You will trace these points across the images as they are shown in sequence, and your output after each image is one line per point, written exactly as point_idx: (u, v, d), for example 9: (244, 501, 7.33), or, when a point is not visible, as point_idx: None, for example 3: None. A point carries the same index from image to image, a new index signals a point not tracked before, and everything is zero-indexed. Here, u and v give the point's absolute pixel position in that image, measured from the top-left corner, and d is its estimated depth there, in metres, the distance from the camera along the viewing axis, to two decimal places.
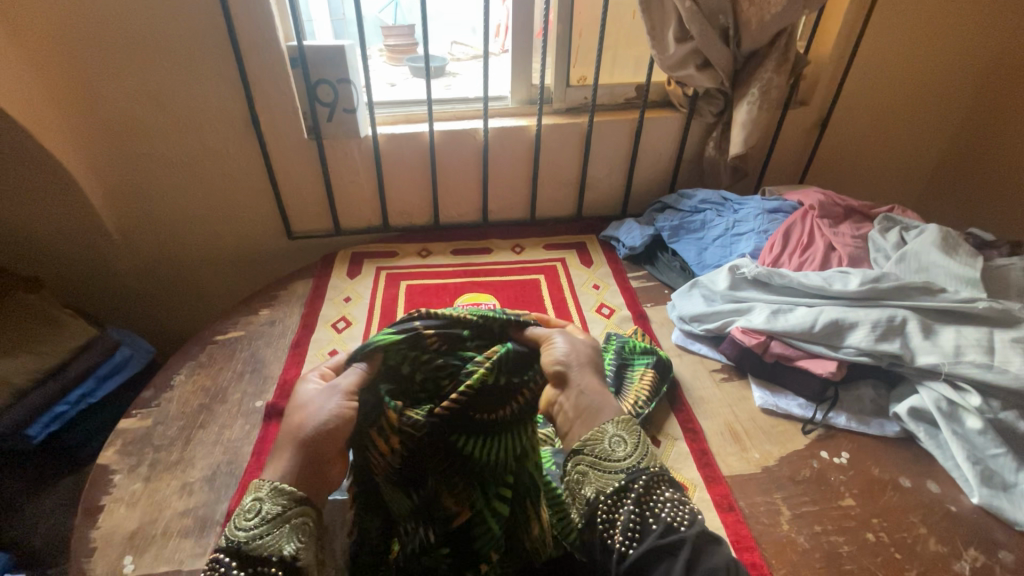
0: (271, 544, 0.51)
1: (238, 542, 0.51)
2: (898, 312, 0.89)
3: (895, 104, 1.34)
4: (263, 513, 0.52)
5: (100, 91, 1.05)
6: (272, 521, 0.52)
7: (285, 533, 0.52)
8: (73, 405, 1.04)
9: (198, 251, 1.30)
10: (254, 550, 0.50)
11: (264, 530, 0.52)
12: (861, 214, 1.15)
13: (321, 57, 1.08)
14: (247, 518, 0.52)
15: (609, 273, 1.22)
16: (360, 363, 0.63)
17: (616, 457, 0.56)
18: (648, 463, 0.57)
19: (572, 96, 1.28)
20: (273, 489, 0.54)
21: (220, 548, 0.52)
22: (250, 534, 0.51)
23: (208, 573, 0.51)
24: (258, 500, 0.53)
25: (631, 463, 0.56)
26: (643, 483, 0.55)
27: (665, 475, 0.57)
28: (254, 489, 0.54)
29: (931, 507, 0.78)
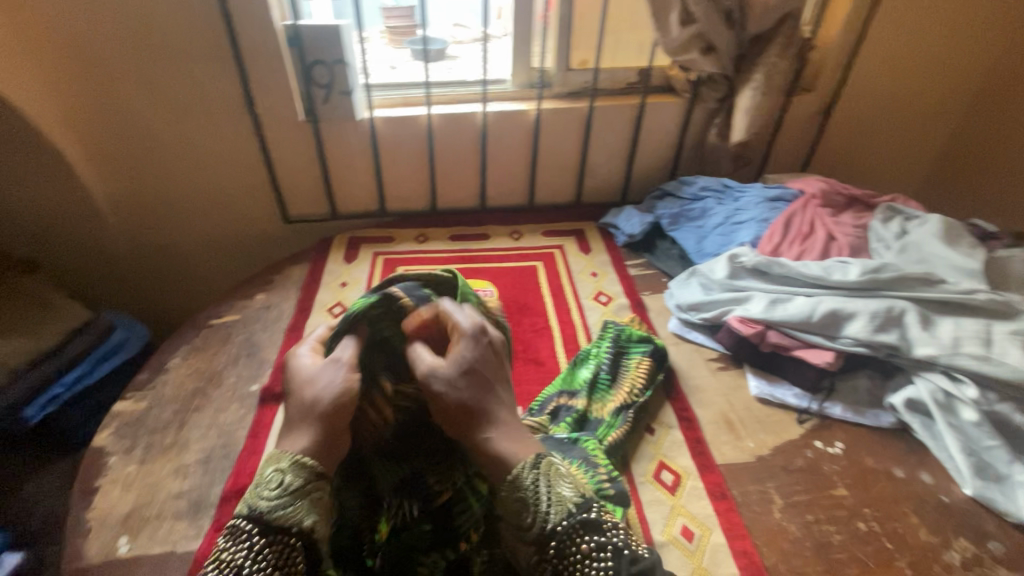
0: (290, 516, 0.55)
1: (261, 510, 0.55)
2: (897, 302, 0.89)
3: (901, 92, 1.31)
4: (285, 486, 0.56)
5: (90, 69, 1.03)
6: (293, 494, 0.55)
7: (304, 506, 0.56)
8: (69, 386, 1.04)
9: (193, 234, 1.29)
10: (274, 520, 0.54)
11: (285, 502, 0.55)
12: (863, 203, 1.14)
13: (317, 36, 1.05)
14: (270, 488, 0.56)
15: (607, 261, 1.21)
16: (350, 336, 0.64)
17: (525, 528, 0.58)
18: (556, 519, 0.57)
19: (573, 80, 1.26)
20: (295, 463, 0.57)
21: (243, 513, 0.56)
22: (272, 504, 0.55)
23: (231, 534, 0.55)
24: (280, 471, 0.56)
25: (538, 530, 0.57)
26: (557, 545, 0.57)
27: (581, 521, 0.57)
28: (278, 461, 0.57)
29: (923, 498, 0.79)
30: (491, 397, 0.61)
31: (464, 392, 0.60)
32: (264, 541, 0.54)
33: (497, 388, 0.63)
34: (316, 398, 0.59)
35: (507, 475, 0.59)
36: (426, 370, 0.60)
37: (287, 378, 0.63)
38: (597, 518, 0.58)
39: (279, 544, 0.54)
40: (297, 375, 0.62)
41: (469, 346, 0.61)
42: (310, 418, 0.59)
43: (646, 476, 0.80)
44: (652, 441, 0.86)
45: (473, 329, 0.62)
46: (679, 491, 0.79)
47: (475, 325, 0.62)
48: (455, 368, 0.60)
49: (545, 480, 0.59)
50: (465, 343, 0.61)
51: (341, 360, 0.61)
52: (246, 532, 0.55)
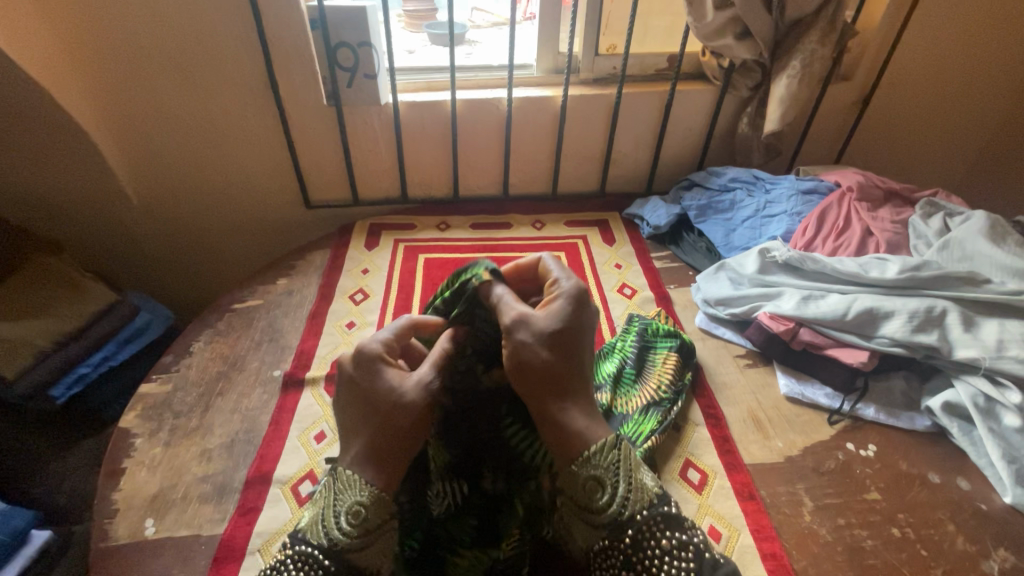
0: (367, 554, 0.56)
1: (339, 545, 0.55)
2: (938, 302, 0.86)
3: (944, 81, 1.25)
4: (365, 524, 0.55)
5: (117, 51, 1.02)
6: (370, 535, 0.56)
7: (376, 548, 0.56)
8: (95, 367, 1.05)
9: (215, 218, 1.29)
10: (351, 557, 0.55)
11: (364, 541, 0.55)
12: (902, 198, 1.10)
13: (342, 18, 1.03)
14: (350, 523, 0.55)
15: (632, 253, 1.19)
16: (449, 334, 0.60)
17: (599, 509, 0.54)
18: (634, 508, 0.54)
19: (600, 65, 1.23)
20: (376, 503, 0.55)
21: (320, 542, 0.55)
22: (351, 542, 0.55)
23: (304, 563, 0.55)
24: (360, 507, 0.55)
25: (614, 514, 0.54)
26: (630, 536, 0.54)
27: (659, 513, 0.54)
28: (357, 492, 0.55)
29: (960, 505, 0.76)
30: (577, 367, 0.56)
31: (545, 355, 0.54)
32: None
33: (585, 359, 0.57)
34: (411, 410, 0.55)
35: (581, 452, 0.55)
36: (517, 319, 0.54)
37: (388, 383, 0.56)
38: (676, 513, 0.55)
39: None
40: (377, 380, 0.56)
41: (567, 309, 0.56)
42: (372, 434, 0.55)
43: (672, 475, 0.79)
44: (678, 437, 0.84)
45: (576, 291, 0.57)
46: (706, 490, 0.77)
47: (576, 289, 0.58)
48: (550, 323, 0.55)
49: (626, 465, 0.55)
50: (560, 302, 0.57)
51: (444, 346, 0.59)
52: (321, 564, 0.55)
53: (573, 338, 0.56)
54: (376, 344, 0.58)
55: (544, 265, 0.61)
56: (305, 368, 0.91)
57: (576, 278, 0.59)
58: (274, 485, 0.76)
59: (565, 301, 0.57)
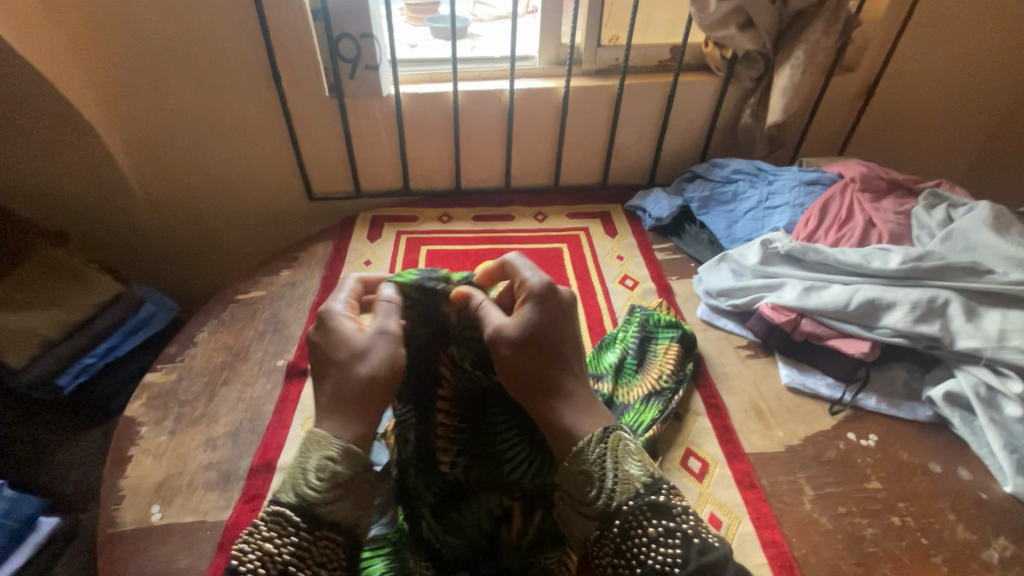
0: (340, 510, 0.53)
1: (309, 502, 0.52)
2: (941, 292, 0.85)
3: (950, 71, 1.24)
4: (333, 476, 0.53)
5: (119, 42, 1.02)
6: (341, 487, 0.53)
7: (348, 501, 0.53)
8: (101, 357, 1.06)
9: (218, 210, 1.29)
10: (322, 513, 0.52)
11: (334, 495, 0.52)
12: (906, 188, 1.09)
13: (344, 10, 1.03)
14: (317, 478, 0.52)
15: (634, 245, 1.19)
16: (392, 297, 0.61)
17: (587, 501, 0.53)
18: (621, 498, 0.52)
19: (602, 57, 1.22)
20: (345, 454, 0.53)
21: (289, 501, 0.52)
22: (321, 497, 0.52)
23: (272, 524, 0.51)
24: (328, 461, 0.53)
25: (602, 505, 0.52)
26: (619, 527, 0.51)
27: (647, 502, 0.52)
28: (325, 446, 0.53)
29: (961, 494, 0.76)
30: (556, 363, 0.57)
31: (521, 356, 0.56)
32: (311, 536, 0.51)
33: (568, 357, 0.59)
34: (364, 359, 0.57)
35: (571, 447, 0.55)
36: (493, 332, 0.57)
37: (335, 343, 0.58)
38: (665, 501, 0.52)
39: (325, 538, 0.52)
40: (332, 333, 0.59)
41: (535, 307, 0.58)
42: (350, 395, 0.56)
43: (673, 464, 0.79)
44: (679, 427, 0.84)
45: (543, 289, 0.59)
46: (707, 479, 0.77)
47: (543, 285, 0.59)
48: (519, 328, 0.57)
49: (613, 455, 0.54)
50: (529, 306, 0.58)
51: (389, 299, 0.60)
52: (291, 525, 0.51)
53: (547, 338, 0.57)
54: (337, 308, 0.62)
55: (510, 265, 0.62)
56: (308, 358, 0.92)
57: (543, 275, 0.60)
58: (278, 473, 0.77)
59: (535, 301, 0.58)
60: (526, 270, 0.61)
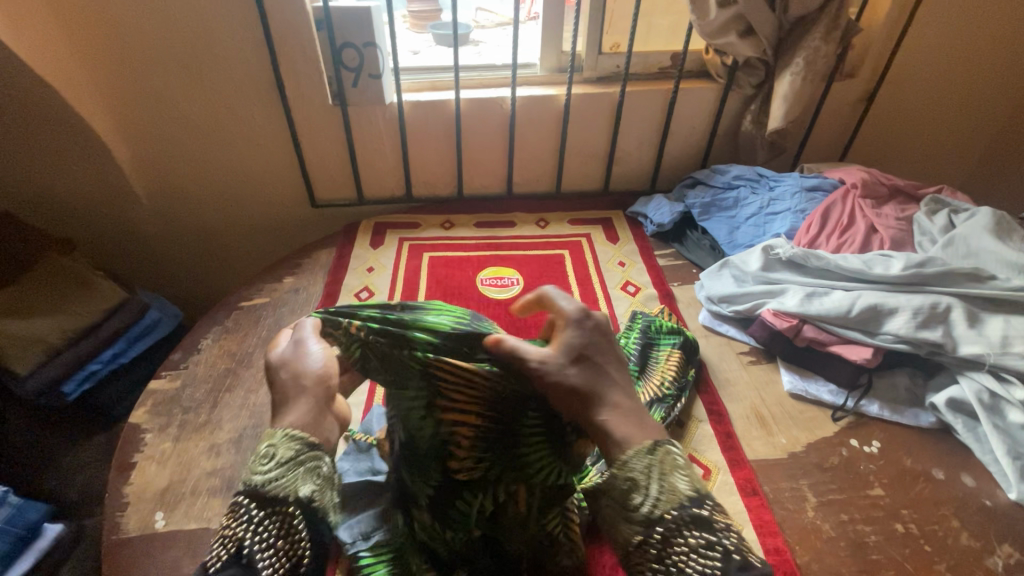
0: (287, 484, 0.50)
1: (256, 485, 0.50)
2: (943, 298, 0.85)
3: (950, 77, 1.25)
4: (277, 456, 0.51)
5: (123, 51, 1.04)
6: (289, 463, 0.51)
7: (299, 476, 0.51)
8: (105, 364, 1.07)
9: (222, 216, 1.30)
10: (271, 491, 0.50)
11: (279, 473, 0.51)
12: (907, 195, 1.09)
13: (346, 19, 1.04)
14: (263, 460, 0.51)
15: (635, 251, 1.19)
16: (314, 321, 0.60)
17: (631, 508, 0.51)
18: (664, 507, 0.50)
19: (604, 64, 1.23)
20: (286, 436, 0.53)
21: (242, 489, 0.51)
22: (267, 477, 0.50)
23: (229, 515, 0.51)
24: (271, 446, 0.52)
25: (646, 513, 0.50)
26: (660, 535, 0.49)
27: (691, 513, 0.50)
28: (269, 437, 0.53)
29: (965, 501, 0.76)
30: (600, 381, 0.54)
31: (575, 376, 0.53)
32: (264, 514, 0.49)
33: (610, 372, 0.55)
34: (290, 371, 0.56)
35: (617, 455, 0.52)
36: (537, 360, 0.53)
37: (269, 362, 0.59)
38: (710, 515, 0.49)
39: (280, 515, 0.50)
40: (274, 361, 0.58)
41: (577, 332, 0.56)
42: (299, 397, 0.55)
43: None
44: (681, 434, 0.84)
45: (578, 314, 0.57)
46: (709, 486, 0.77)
47: (580, 310, 0.57)
48: (565, 353, 0.54)
49: (661, 468, 0.51)
50: (572, 329, 0.56)
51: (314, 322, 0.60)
52: (245, 511, 0.50)
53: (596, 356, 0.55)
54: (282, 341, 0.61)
55: (547, 295, 0.61)
56: None
57: (579, 302, 0.59)
58: None
59: (580, 325, 0.56)
60: (562, 296, 0.59)
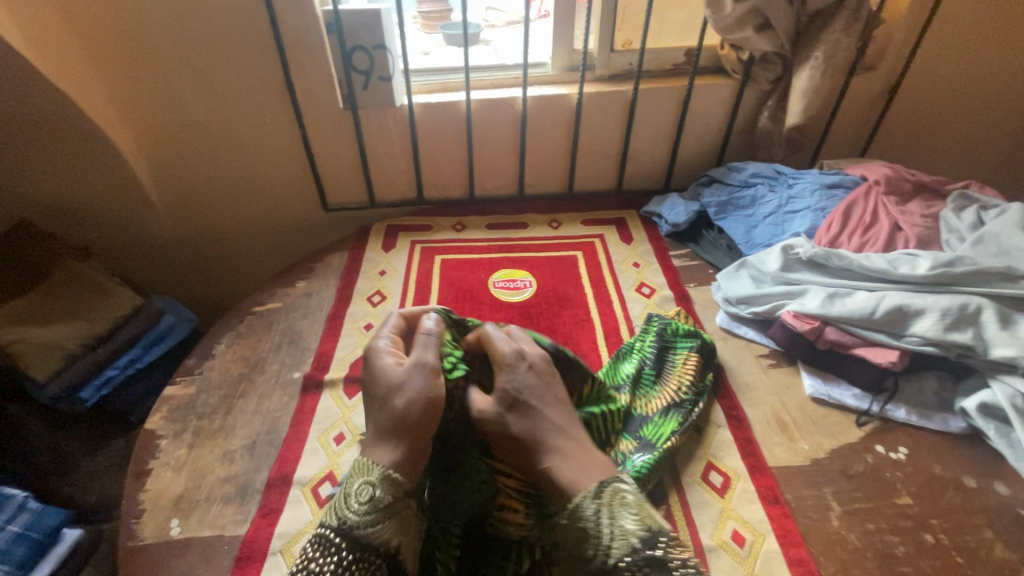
0: (378, 533, 0.54)
1: (350, 525, 0.54)
2: (972, 299, 0.82)
3: (976, 68, 1.20)
4: (375, 500, 0.55)
5: (135, 59, 1.04)
6: (384, 511, 0.55)
7: (390, 526, 0.55)
8: (123, 369, 1.08)
9: (235, 221, 1.31)
10: (362, 537, 0.54)
11: (374, 519, 0.55)
12: (932, 190, 1.06)
13: (356, 22, 1.03)
14: (359, 502, 0.55)
15: (650, 252, 1.17)
16: (428, 331, 0.67)
17: (585, 559, 0.52)
18: (618, 554, 0.50)
19: (616, 62, 1.21)
20: (385, 478, 0.56)
21: (332, 524, 0.55)
22: (361, 519, 0.54)
23: (315, 545, 0.54)
24: (369, 484, 0.56)
25: (600, 562, 0.51)
26: None
27: (644, 559, 0.49)
28: (368, 472, 0.57)
29: (998, 510, 0.73)
30: (540, 423, 0.60)
31: (517, 425, 0.59)
32: (352, 558, 0.53)
33: (550, 414, 0.61)
34: (414, 393, 0.59)
35: (568, 504, 0.55)
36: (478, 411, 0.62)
37: (371, 375, 0.62)
38: (663, 554, 0.49)
39: (366, 561, 0.53)
40: (380, 368, 0.62)
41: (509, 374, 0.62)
42: (399, 429, 0.58)
43: (693, 478, 0.77)
44: (699, 439, 0.83)
45: (512, 355, 0.64)
46: (729, 494, 0.75)
47: (514, 351, 0.65)
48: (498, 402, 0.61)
49: (608, 511, 0.53)
50: (506, 373, 0.63)
51: (427, 334, 0.66)
52: (333, 546, 0.54)
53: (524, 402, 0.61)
54: (382, 341, 0.66)
55: (487, 337, 0.68)
56: (323, 370, 0.92)
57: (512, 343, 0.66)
58: (294, 487, 0.77)
59: (514, 370, 0.63)
60: (498, 336, 0.67)
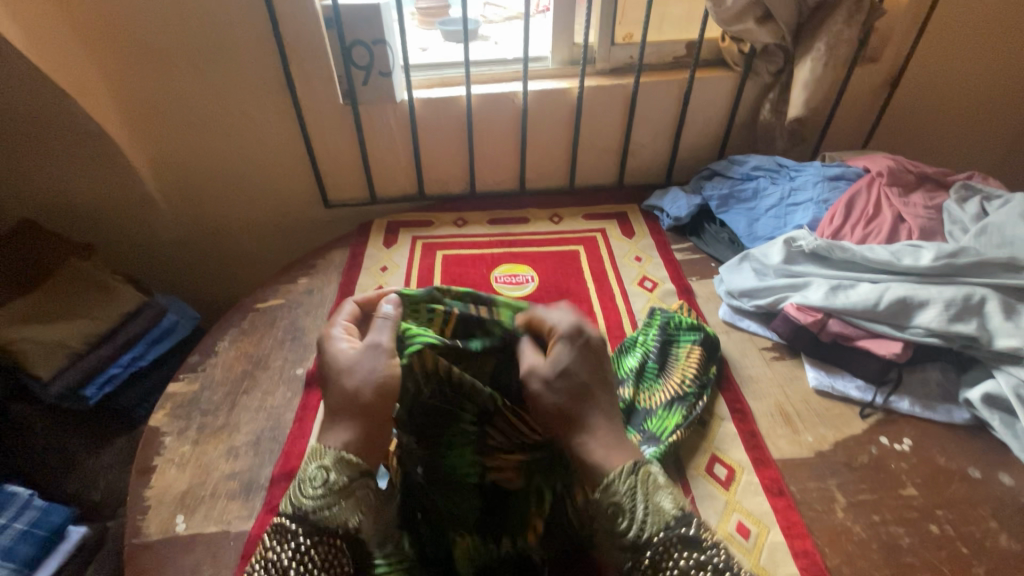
0: (335, 516, 0.53)
1: (305, 510, 0.53)
2: (976, 290, 0.82)
3: (978, 59, 1.20)
4: (330, 483, 0.54)
5: (134, 56, 1.04)
6: (338, 493, 0.54)
7: (349, 506, 0.54)
8: (125, 367, 1.08)
9: (236, 218, 1.31)
10: (319, 521, 0.52)
11: (329, 502, 0.53)
12: (935, 181, 1.05)
13: (356, 17, 1.03)
14: (313, 487, 0.54)
15: (652, 246, 1.17)
16: (387, 314, 0.62)
17: (618, 533, 0.53)
18: (651, 530, 0.51)
19: (616, 56, 1.20)
20: (338, 460, 0.54)
21: (286, 511, 0.53)
22: (316, 504, 0.53)
23: (271, 534, 0.53)
24: (323, 468, 0.54)
25: (632, 536, 0.52)
26: (649, 560, 0.50)
27: (675, 536, 0.50)
28: (320, 457, 0.55)
29: (1003, 501, 0.73)
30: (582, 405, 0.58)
31: (560, 396, 0.57)
32: (310, 542, 0.52)
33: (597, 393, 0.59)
34: (363, 376, 0.57)
35: (601, 479, 0.55)
36: (527, 369, 0.59)
37: (323, 360, 0.60)
38: (696, 533, 0.50)
39: (326, 544, 0.52)
40: (331, 351, 0.60)
41: (570, 347, 0.59)
42: (353, 410, 0.56)
43: (697, 470, 0.77)
44: (703, 433, 0.82)
45: (570, 329, 0.60)
46: (734, 487, 0.75)
47: (572, 326, 0.61)
48: (553, 369, 0.58)
49: (643, 488, 0.54)
50: (562, 346, 0.59)
51: (387, 318, 0.61)
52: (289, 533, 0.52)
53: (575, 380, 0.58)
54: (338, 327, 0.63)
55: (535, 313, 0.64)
56: None
57: (571, 316, 0.62)
58: None
59: (568, 343, 0.59)
60: (549, 312, 0.62)
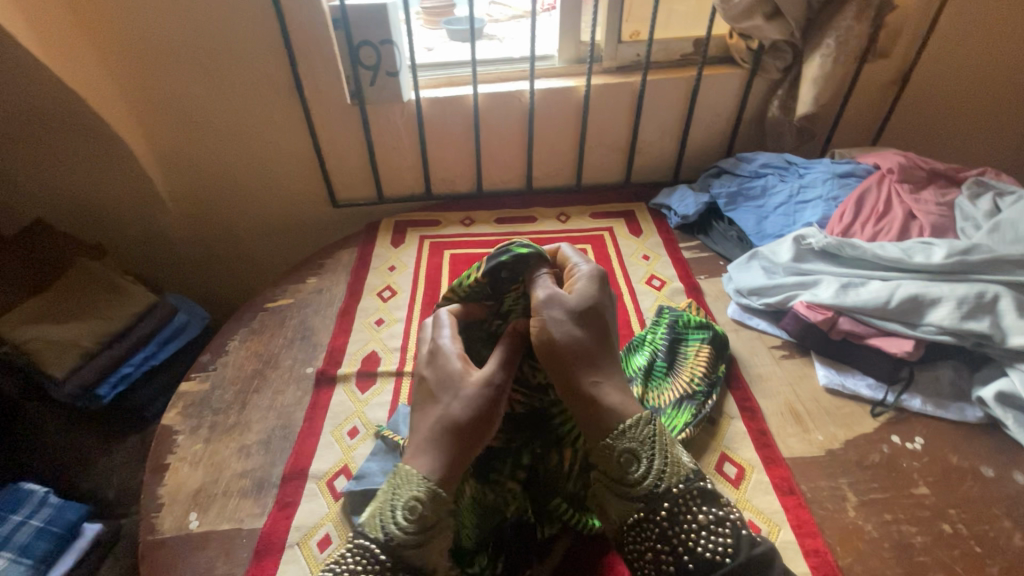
0: (424, 553, 0.49)
1: (396, 541, 0.48)
2: (989, 288, 0.81)
3: (989, 54, 1.19)
4: (423, 520, 0.49)
5: (144, 59, 1.05)
6: (429, 531, 0.49)
7: (435, 545, 0.50)
8: (138, 366, 1.10)
9: (246, 218, 1.32)
10: (409, 557, 0.49)
11: (420, 538, 0.49)
12: (947, 178, 1.04)
13: (364, 17, 1.03)
14: (407, 518, 0.49)
15: (660, 244, 1.16)
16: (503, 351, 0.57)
17: (632, 483, 0.50)
18: (670, 482, 0.50)
19: (624, 53, 1.20)
20: (433, 497, 0.49)
21: (375, 536, 0.49)
22: (408, 538, 0.49)
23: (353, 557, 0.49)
24: (416, 501, 0.49)
25: (649, 487, 0.50)
26: (666, 513, 0.50)
27: (694, 489, 0.51)
28: (415, 487, 0.49)
29: (1017, 500, 0.72)
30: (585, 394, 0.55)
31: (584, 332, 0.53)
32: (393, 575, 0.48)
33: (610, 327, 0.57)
34: (469, 402, 0.52)
35: (616, 425, 0.51)
36: (547, 298, 0.55)
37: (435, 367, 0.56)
38: (713, 489, 0.51)
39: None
40: (445, 372, 0.55)
41: (593, 287, 0.57)
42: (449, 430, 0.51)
43: (707, 468, 0.77)
44: (713, 431, 0.82)
45: (598, 273, 0.58)
46: (744, 485, 0.75)
47: (596, 271, 0.59)
48: (580, 302, 0.55)
49: (662, 439, 0.52)
50: (583, 285, 0.57)
51: (504, 354, 0.57)
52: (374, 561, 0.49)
53: (596, 321, 0.55)
54: (449, 344, 0.58)
55: (562, 252, 0.63)
56: (336, 365, 0.93)
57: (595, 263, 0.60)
58: (310, 480, 0.77)
59: (590, 283, 0.57)
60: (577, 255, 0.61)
